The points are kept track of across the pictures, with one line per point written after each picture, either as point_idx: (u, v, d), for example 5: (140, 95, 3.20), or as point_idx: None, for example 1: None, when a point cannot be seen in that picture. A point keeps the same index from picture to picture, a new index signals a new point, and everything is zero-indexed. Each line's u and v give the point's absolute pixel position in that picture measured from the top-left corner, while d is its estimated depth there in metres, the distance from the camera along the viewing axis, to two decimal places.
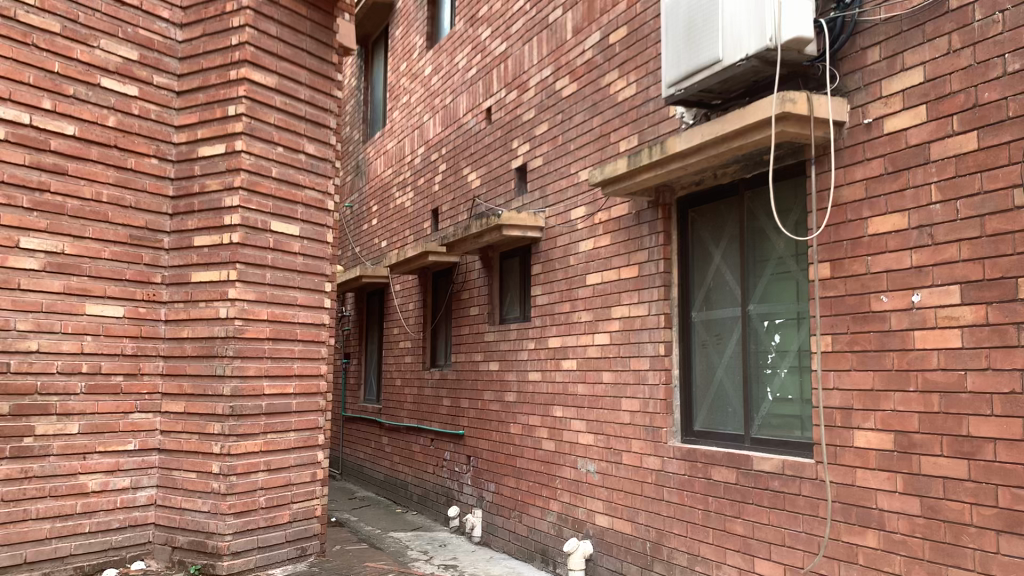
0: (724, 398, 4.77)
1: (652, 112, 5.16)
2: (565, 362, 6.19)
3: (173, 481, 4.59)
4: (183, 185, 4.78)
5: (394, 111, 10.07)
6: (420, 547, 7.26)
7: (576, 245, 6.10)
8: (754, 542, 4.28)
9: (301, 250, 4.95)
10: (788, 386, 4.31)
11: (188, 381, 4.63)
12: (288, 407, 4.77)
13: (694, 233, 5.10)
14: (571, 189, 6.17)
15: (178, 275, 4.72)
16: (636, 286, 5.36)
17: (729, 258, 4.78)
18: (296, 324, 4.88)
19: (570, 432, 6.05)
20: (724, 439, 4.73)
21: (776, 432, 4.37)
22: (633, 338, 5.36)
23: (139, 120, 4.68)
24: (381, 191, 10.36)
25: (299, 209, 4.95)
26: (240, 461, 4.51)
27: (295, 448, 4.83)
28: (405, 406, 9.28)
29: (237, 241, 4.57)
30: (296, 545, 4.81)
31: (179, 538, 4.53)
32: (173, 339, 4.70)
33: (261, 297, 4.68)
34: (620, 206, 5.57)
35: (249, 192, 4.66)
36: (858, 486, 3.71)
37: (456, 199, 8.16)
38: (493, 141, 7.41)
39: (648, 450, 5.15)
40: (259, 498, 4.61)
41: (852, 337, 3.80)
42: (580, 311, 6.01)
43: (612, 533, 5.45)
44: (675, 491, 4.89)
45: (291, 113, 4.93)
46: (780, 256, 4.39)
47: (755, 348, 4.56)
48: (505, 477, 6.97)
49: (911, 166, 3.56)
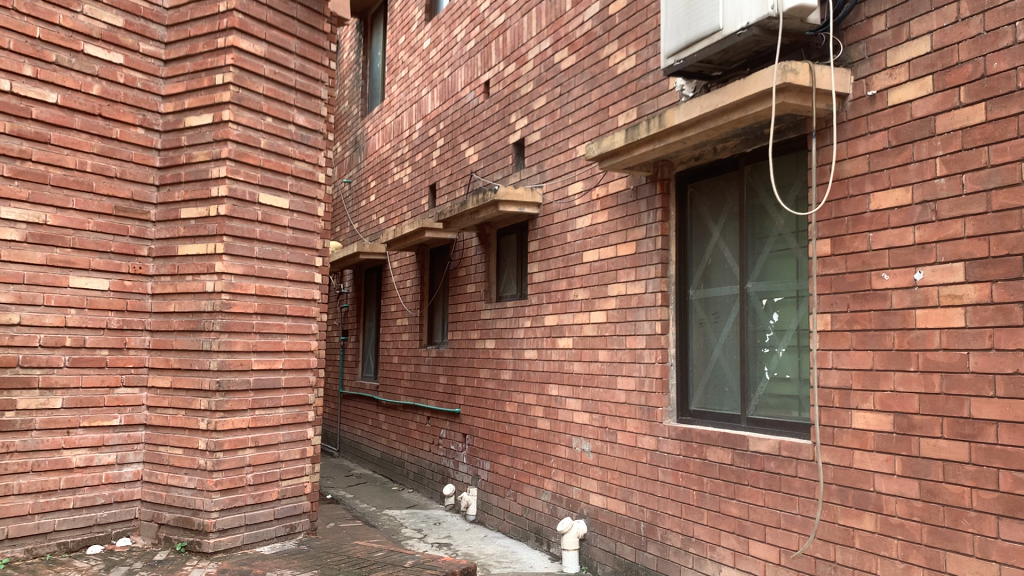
0: (721, 378, 4.68)
1: (651, 84, 5.03)
2: (561, 340, 6.10)
3: (159, 457, 4.53)
4: (170, 156, 4.67)
5: (392, 85, 9.92)
6: (415, 525, 7.21)
7: (573, 221, 5.99)
8: (748, 524, 4.21)
9: (291, 223, 4.84)
10: (786, 365, 4.22)
11: (174, 356, 4.55)
12: (277, 382, 4.69)
13: (693, 210, 4.98)
14: (569, 164, 6.04)
15: (165, 248, 4.62)
16: (633, 263, 5.26)
17: (728, 235, 4.67)
18: (285, 299, 4.79)
19: (566, 411, 5.97)
20: (721, 419, 4.64)
21: (773, 412, 4.28)
22: (630, 317, 5.27)
23: (125, 89, 4.56)
24: (380, 167, 10.23)
25: (289, 181, 4.84)
26: (227, 438, 4.43)
27: (284, 425, 4.75)
28: (402, 383, 9.22)
29: (224, 213, 4.47)
30: (285, 522, 4.76)
31: (165, 515, 4.48)
32: (160, 314, 4.62)
33: (249, 271, 4.58)
34: (618, 181, 5.45)
35: (237, 163, 4.55)
36: (856, 468, 3.63)
37: (454, 174, 8.03)
38: (491, 115, 7.28)
39: (643, 430, 5.07)
40: (247, 475, 4.54)
41: (852, 316, 3.69)
42: (576, 289, 5.91)
43: (606, 513, 5.39)
44: (670, 472, 4.81)
45: (280, 82, 4.80)
46: (780, 233, 4.29)
47: (753, 327, 4.46)
48: (500, 456, 6.91)
49: (915, 139, 3.44)
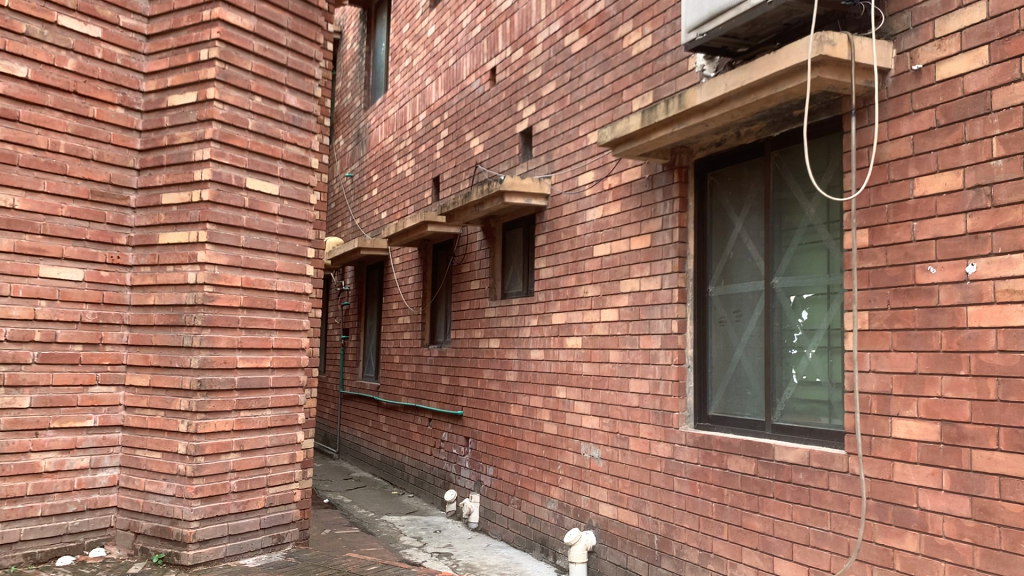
0: (744, 381, 4.34)
1: (669, 65, 4.69)
2: (569, 340, 5.76)
3: (137, 462, 4.20)
4: (152, 138, 4.35)
5: (395, 75, 9.59)
6: (414, 532, 6.88)
7: (584, 214, 5.65)
8: (774, 540, 3.87)
9: (281, 211, 4.51)
10: (816, 367, 3.88)
11: (154, 353, 4.22)
12: (264, 382, 4.36)
13: (714, 199, 4.64)
14: (579, 153, 5.71)
15: (146, 237, 4.30)
16: (648, 257, 4.91)
17: (752, 227, 4.33)
18: (274, 293, 4.46)
19: (574, 415, 5.64)
20: (743, 425, 4.30)
21: (801, 418, 3.94)
22: (643, 315, 4.92)
23: (102, 65, 4.23)
24: (382, 160, 9.91)
25: (279, 166, 4.51)
26: (209, 442, 4.10)
27: (272, 428, 4.43)
28: (403, 383, 8.89)
29: (207, 199, 4.14)
30: (271, 533, 4.42)
31: (142, 524, 4.15)
32: (139, 307, 4.29)
33: (234, 262, 4.25)
34: (632, 170, 5.11)
35: (222, 145, 4.22)
36: (896, 482, 3.28)
37: (458, 165, 7.70)
38: (498, 104, 6.94)
39: (657, 436, 4.72)
40: (230, 481, 4.21)
41: (892, 314, 3.35)
42: (586, 285, 5.57)
43: (616, 525, 5.04)
44: (687, 482, 4.46)
45: (270, 60, 4.47)
46: (810, 224, 3.94)
47: (779, 327, 4.12)
48: (504, 461, 6.58)
49: (968, 117, 3.09)
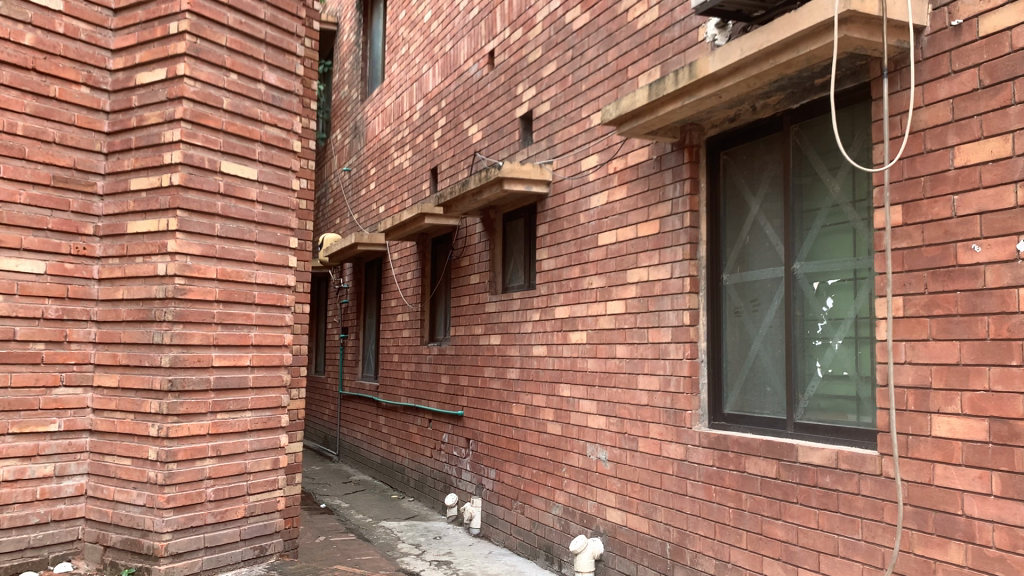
0: (762, 376, 4.01)
1: (677, 37, 4.34)
2: (573, 335, 5.43)
3: (106, 469, 3.88)
4: (120, 119, 4.02)
5: (392, 64, 9.27)
6: (412, 539, 6.55)
7: (588, 200, 5.31)
8: (798, 550, 3.53)
9: (260, 197, 4.18)
10: (843, 360, 3.55)
11: (122, 351, 3.90)
12: (243, 382, 4.04)
13: (727, 180, 4.30)
14: (582, 136, 5.37)
15: (114, 226, 3.98)
16: (657, 244, 4.57)
17: (770, 208, 3.99)
18: (253, 286, 4.13)
19: (579, 414, 5.30)
20: (762, 425, 3.96)
21: (826, 416, 3.62)
22: (652, 306, 4.58)
23: (65, 40, 3.90)
24: (380, 152, 9.58)
25: (257, 149, 4.18)
26: (182, 447, 3.77)
27: (252, 431, 4.10)
28: (403, 383, 8.57)
29: (178, 183, 3.81)
30: (253, 544, 4.09)
31: (111, 536, 3.83)
32: (107, 302, 3.97)
33: (208, 252, 3.92)
34: (639, 151, 4.77)
35: (194, 125, 3.89)
36: (938, 486, 2.93)
37: (456, 155, 7.37)
38: (496, 88, 6.61)
39: (669, 437, 4.38)
40: (206, 489, 3.88)
41: (931, 299, 3.00)
42: (590, 276, 5.23)
43: (625, 532, 4.71)
44: (701, 486, 4.12)
45: (247, 34, 4.14)
46: (835, 203, 3.62)
47: (800, 317, 3.79)
48: (506, 464, 6.25)
49: (1017, 75, 2.75)
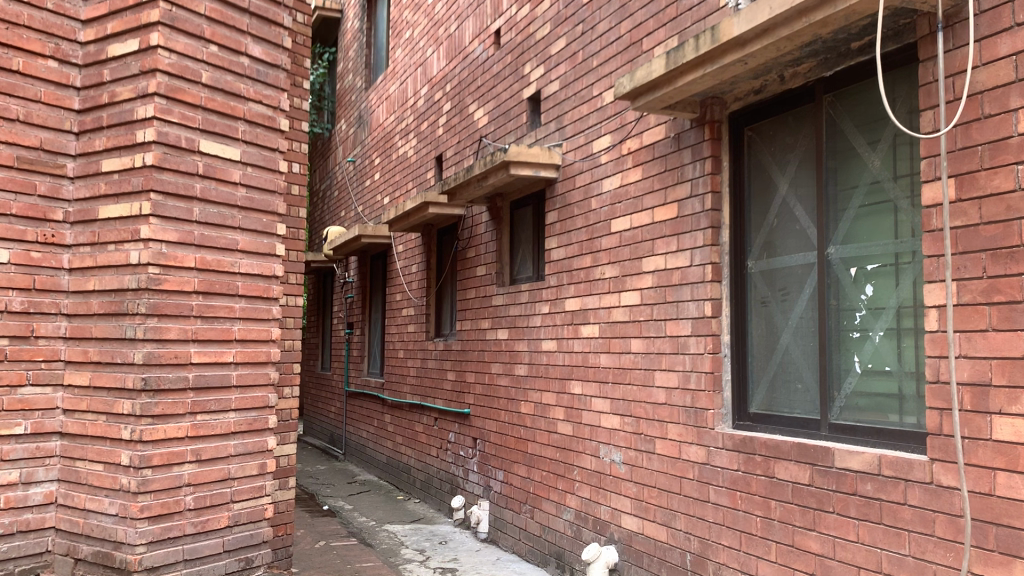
0: (792, 372, 3.66)
1: (698, 3, 3.98)
2: (585, 329, 5.09)
3: (77, 475, 3.57)
4: (91, 95, 3.70)
5: (396, 49, 8.93)
6: (417, 544, 6.22)
7: (600, 183, 4.96)
8: (835, 565, 3.18)
9: (244, 180, 3.85)
10: (885, 354, 3.20)
11: (94, 347, 3.58)
12: (226, 380, 3.72)
13: (753, 158, 3.94)
14: (594, 116, 5.02)
15: (85, 211, 3.66)
16: (675, 229, 4.22)
17: (801, 187, 3.64)
18: (236, 276, 3.80)
19: (592, 413, 4.96)
20: (792, 425, 3.61)
21: (865, 415, 3.27)
22: (670, 297, 4.23)
23: (30, 8, 3.58)
24: (385, 141, 9.26)
25: (240, 127, 3.85)
26: (157, 452, 3.45)
27: (236, 433, 3.78)
28: (409, 380, 8.25)
29: (151, 163, 3.49)
30: (238, 556, 3.77)
31: (82, 548, 3.51)
32: (78, 294, 3.65)
33: (186, 239, 3.60)
34: (655, 130, 4.41)
35: (169, 101, 3.56)
36: (1000, 497, 2.57)
37: (462, 140, 7.03)
38: (503, 69, 6.26)
39: (689, 438, 4.03)
40: (185, 497, 3.56)
41: (990, 284, 2.64)
42: (602, 266, 4.89)
43: (642, 540, 4.37)
44: (725, 492, 3.77)
45: (228, 2, 3.80)
46: (874, 179, 3.27)
47: (835, 306, 3.44)
48: (515, 465, 5.91)
49: None
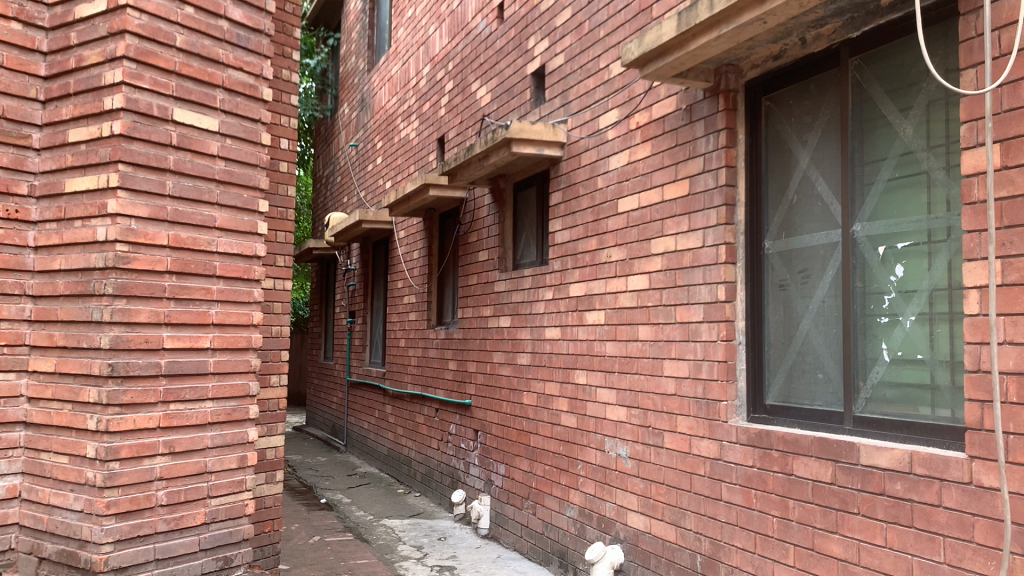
0: (813, 361, 3.38)
1: None
2: (590, 316, 4.81)
3: (41, 469, 3.32)
4: (58, 61, 3.43)
5: (399, 28, 8.65)
6: (415, 540, 5.98)
7: (606, 161, 4.68)
8: (860, 571, 2.90)
9: (223, 152, 3.59)
10: (916, 341, 2.92)
11: (59, 331, 3.33)
12: (202, 366, 3.47)
13: (771, 130, 3.65)
14: (601, 89, 4.74)
15: (51, 185, 3.40)
16: (686, 208, 3.94)
17: (824, 160, 3.35)
18: (214, 256, 3.54)
19: (597, 405, 4.69)
20: (813, 419, 3.34)
21: (893, 408, 2.99)
22: (681, 281, 3.95)
23: None
24: (386, 124, 8.99)
25: (219, 96, 3.58)
26: (125, 443, 3.20)
27: (214, 424, 3.53)
28: (410, 370, 7.99)
29: (119, 132, 3.22)
30: (216, 555, 3.53)
31: (47, 547, 3.27)
32: (44, 274, 3.39)
33: (158, 215, 3.33)
34: (665, 102, 4.13)
35: (140, 65, 3.29)
36: None
37: (464, 120, 6.75)
38: (506, 44, 5.97)
39: (700, 432, 3.76)
40: (158, 492, 3.31)
41: None
42: (609, 249, 4.61)
43: (649, 540, 4.10)
44: (739, 490, 3.50)
45: None
46: (905, 149, 2.98)
47: (860, 290, 3.16)
48: (517, 459, 5.65)
49: None
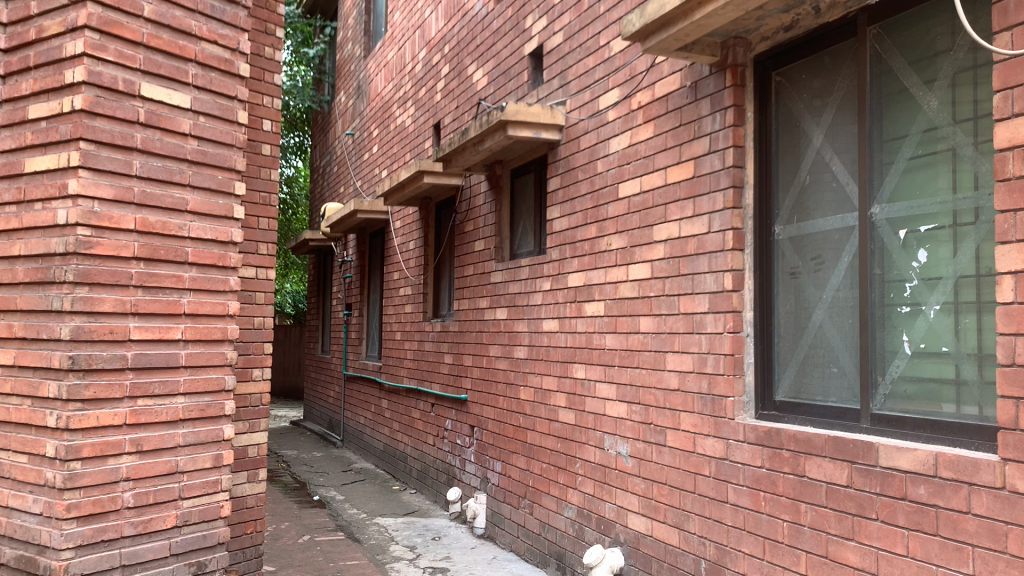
0: (827, 354, 3.15)
1: None
2: (589, 307, 4.58)
3: (1, 468, 3.11)
4: (18, 32, 3.20)
5: (395, 13, 8.40)
6: (408, 540, 5.76)
7: (607, 144, 4.45)
8: None
9: (196, 131, 3.36)
10: (940, 332, 2.70)
11: (18, 321, 3.11)
12: (173, 359, 3.25)
13: (782, 107, 3.41)
14: (601, 68, 4.51)
15: (11, 165, 3.18)
16: (690, 192, 3.70)
17: (840, 138, 3.12)
18: (185, 241, 3.32)
19: (596, 400, 4.47)
20: (826, 416, 3.11)
21: (914, 405, 2.77)
22: (685, 269, 3.71)
23: None
24: (383, 111, 8.75)
25: (192, 71, 3.35)
26: (87, 442, 2.97)
27: (186, 421, 3.31)
28: (406, 364, 7.77)
29: (80, 108, 2.98)
30: (188, 560, 3.32)
31: (5, 552, 3.06)
32: (3, 261, 3.17)
33: (124, 196, 3.10)
34: (669, 79, 3.89)
35: (103, 36, 3.06)
36: None
37: (461, 105, 6.51)
38: (503, 24, 5.74)
39: (705, 430, 3.53)
40: (124, 494, 3.09)
41: None
42: (609, 236, 4.38)
43: (650, 543, 3.88)
44: (746, 492, 3.27)
45: None
46: (929, 125, 2.75)
47: (879, 277, 2.92)
48: (513, 456, 5.43)
49: None
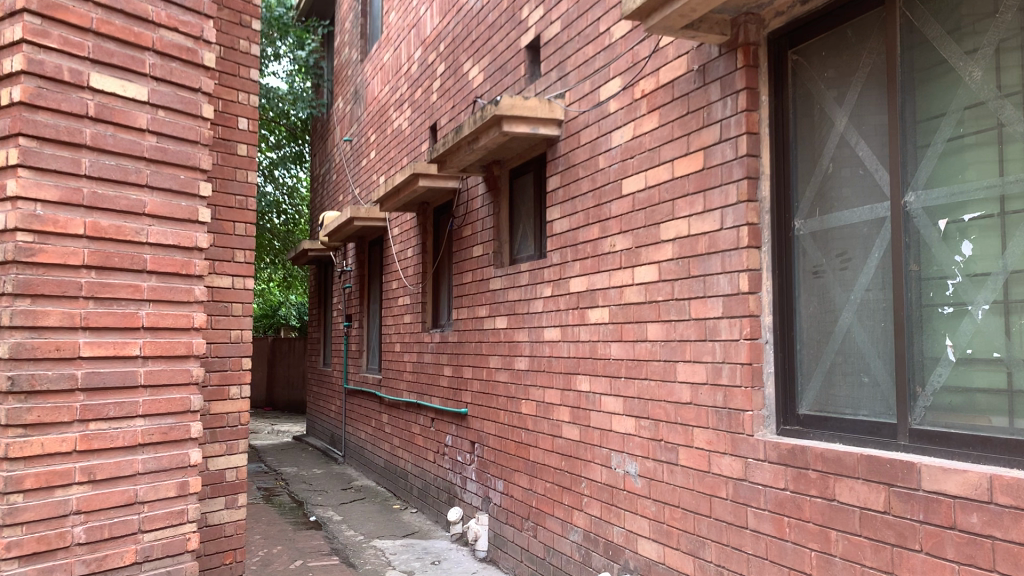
0: (856, 362, 2.81)
1: None
2: (593, 314, 4.25)
3: None
4: None
5: (390, 13, 8.12)
6: (406, 564, 5.42)
7: (608, 137, 4.13)
8: None
9: (154, 127, 3.07)
10: (989, 335, 2.37)
11: None
12: (130, 378, 2.94)
13: (799, 88, 3.08)
14: (601, 57, 4.20)
15: None
16: (700, 186, 3.37)
17: (866, 119, 2.78)
18: (144, 247, 3.02)
19: (602, 415, 4.13)
20: (856, 431, 2.77)
21: (960, 418, 2.43)
22: (696, 270, 3.38)
23: None
24: (380, 115, 8.46)
25: (149, 60, 3.06)
26: (30, 472, 2.66)
27: (146, 446, 3.00)
28: (405, 377, 7.46)
29: (19, 100, 2.68)
30: None
31: None
32: None
33: (71, 198, 2.80)
34: (675, 64, 3.57)
35: (45, 22, 2.76)
36: None
37: (457, 104, 6.21)
38: (498, 17, 5.44)
39: (721, 447, 3.19)
40: (74, 528, 2.77)
41: None
42: (612, 237, 4.05)
43: (663, 572, 3.54)
44: (769, 517, 2.93)
45: None
46: (972, 99, 2.42)
47: (914, 274, 2.59)
48: (516, 474, 5.09)
49: None
